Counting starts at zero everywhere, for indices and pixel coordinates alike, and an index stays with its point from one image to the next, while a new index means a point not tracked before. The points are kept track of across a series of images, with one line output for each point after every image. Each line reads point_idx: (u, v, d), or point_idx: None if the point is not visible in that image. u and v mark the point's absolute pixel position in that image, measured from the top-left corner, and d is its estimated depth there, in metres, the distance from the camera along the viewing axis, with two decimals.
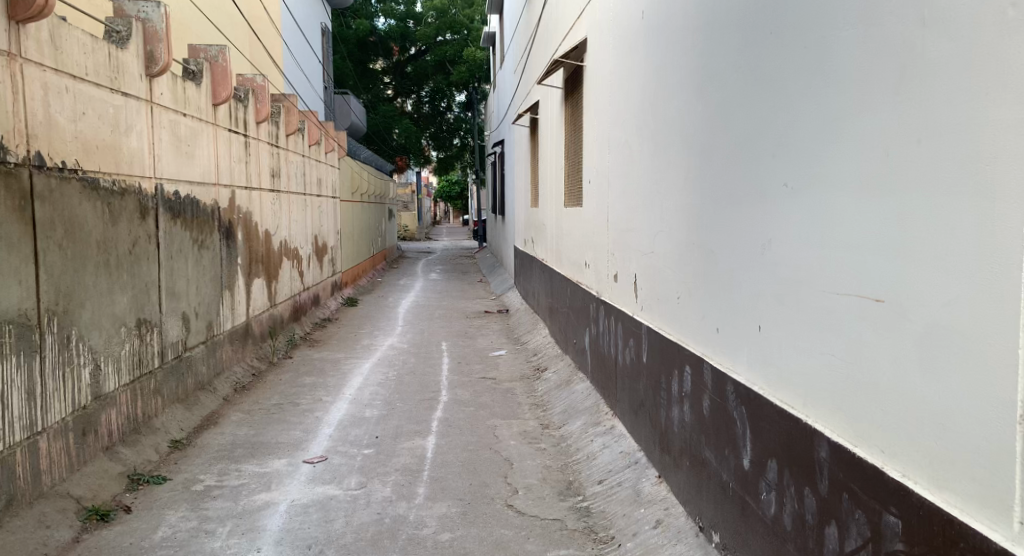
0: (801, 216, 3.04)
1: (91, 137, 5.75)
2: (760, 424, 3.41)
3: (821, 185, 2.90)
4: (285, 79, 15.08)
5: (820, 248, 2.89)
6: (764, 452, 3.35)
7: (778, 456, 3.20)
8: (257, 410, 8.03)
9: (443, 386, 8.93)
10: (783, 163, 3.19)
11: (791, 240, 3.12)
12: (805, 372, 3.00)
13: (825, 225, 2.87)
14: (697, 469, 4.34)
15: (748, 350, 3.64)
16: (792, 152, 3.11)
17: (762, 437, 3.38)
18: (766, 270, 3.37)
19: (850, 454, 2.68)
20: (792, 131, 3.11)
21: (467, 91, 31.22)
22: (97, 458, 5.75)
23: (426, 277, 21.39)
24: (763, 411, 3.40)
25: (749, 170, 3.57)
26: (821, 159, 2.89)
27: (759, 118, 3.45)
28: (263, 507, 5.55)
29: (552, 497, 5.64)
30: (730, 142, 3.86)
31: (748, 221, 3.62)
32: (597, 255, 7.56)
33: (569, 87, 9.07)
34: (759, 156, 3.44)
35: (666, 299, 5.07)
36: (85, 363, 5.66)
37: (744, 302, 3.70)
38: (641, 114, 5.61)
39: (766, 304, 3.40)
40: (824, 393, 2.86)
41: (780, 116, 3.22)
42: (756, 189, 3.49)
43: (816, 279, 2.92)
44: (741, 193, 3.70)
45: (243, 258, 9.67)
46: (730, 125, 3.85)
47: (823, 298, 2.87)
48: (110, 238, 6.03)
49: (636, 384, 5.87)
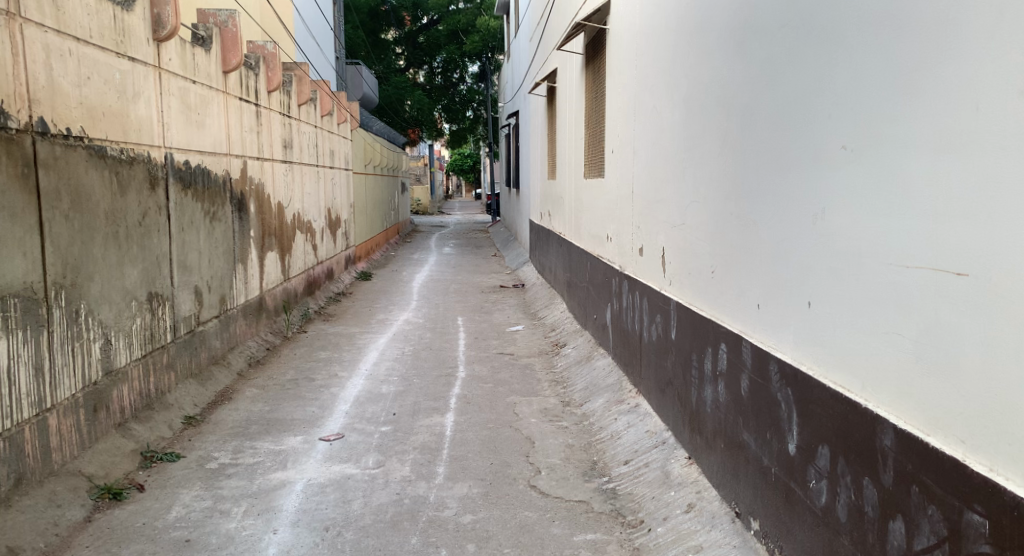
0: (866, 185, 2.88)
1: (97, 103, 5.55)
2: (810, 407, 3.27)
3: (889, 151, 2.73)
4: (297, 46, 14.80)
5: (888, 221, 2.73)
6: (815, 437, 3.22)
7: (832, 443, 3.07)
8: (272, 385, 7.88)
9: (460, 362, 8.75)
10: (845, 126, 3.00)
11: (854, 211, 2.96)
12: (869, 352, 2.85)
13: (893, 197, 2.72)
14: (733, 452, 4.19)
15: (795, 327, 3.48)
16: (856, 114, 2.92)
17: (813, 421, 3.24)
18: (821, 242, 3.21)
19: (922, 444, 2.53)
20: (857, 90, 2.92)
21: (480, 63, 30.82)
22: (110, 435, 5.59)
23: (440, 251, 21.20)
24: (813, 393, 3.25)
25: (801, 134, 3.38)
26: (889, 122, 2.73)
27: (813, 79, 3.26)
28: (279, 486, 5.38)
29: (577, 477, 5.46)
30: (776, 104, 3.65)
31: (798, 188, 3.43)
32: (620, 228, 7.33)
33: (590, 53, 8.79)
34: (814, 119, 3.26)
35: (698, 273, 4.86)
36: (95, 337, 5.49)
37: (791, 276, 3.52)
38: (672, 78, 5.36)
39: (819, 277, 3.23)
40: (891, 374, 2.73)
41: (841, 76, 3.02)
42: (809, 155, 3.31)
43: (882, 253, 2.78)
44: (790, 158, 3.51)
45: (256, 230, 9.47)
46: (776, 86, 3.65)
47: (892, 274, 2.72)
48: (118, 209, 5.84)
49: (662, 362, 5.68)
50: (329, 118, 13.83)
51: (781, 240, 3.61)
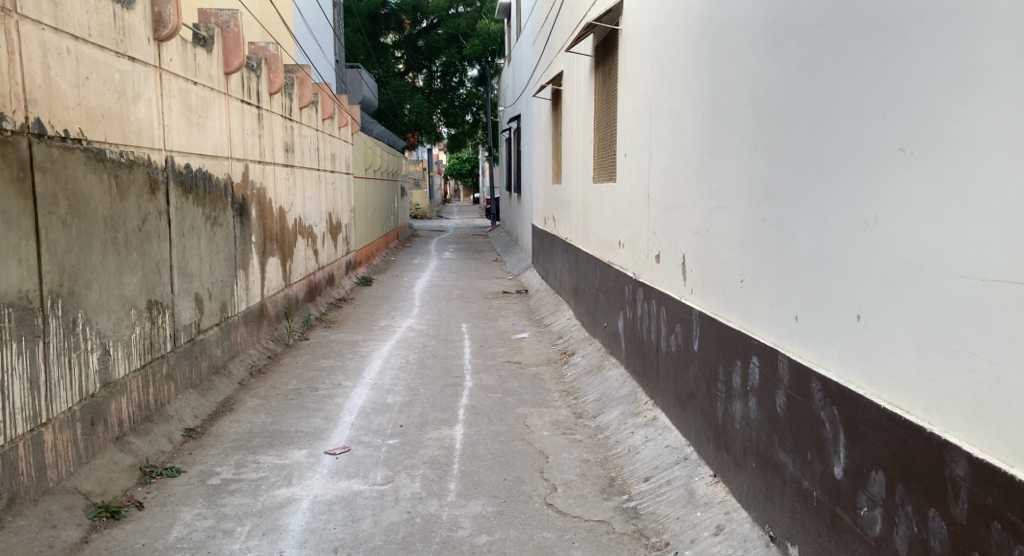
0: (933, 196, 2.81)
1: (96, 104, 5.33)
2: (860, 429, 3.15)
3: (968, 163, 2.67)
4: (297, 47, 14.56)
5: (965, 240, 2.68)
6: (867, 461, 3.11)
7: (889, 469, 2.98)
8: (275, 395, 7.66)
9: (467, 371, 8.53)
10: (910, 130, 2.90)
11: (917, 224, 2.88)
12: (936, 371, 2.79)
13: (966, 211, 2.68)
14: (767, 472, 4.00)
15: (841, 341, 3.32)
16: (926, 119, 2.83)
17: (864, 445, 3.13)
18: (875, 251, 3.10)
19: (1006, 476, 2.49)
20: (927, 96, 2.82)
21: (480, 66, 30.63)
22: (108, 449, 5.37)
23: (440, 256, 20.95)
24: (863, 415, 3.13)
25: (850, 136, 3.24)
26: (965, 133, 2.68)
27: (867, 81, 3.12)
28: (284, 504, 5.16)
29: (595, 495, 5.25)
30: (817, 107, 3.49)
31: (845, 194, 3.28)
32: (633, 234, 7.12)
33: (600, 54, 8.59)
34: (866, 120, 3.14)
35: (724, 282, 4.66)
36: (92, 347, 5.27)
37: (833, 286, 3.37)
38: (694, 78, 5.16)
39: (873, 289, 3.11)
40: (965, 396, 2.67)
41: (909, 76, 2.90)
42: (859, 161, 3.18)
43: (955, 269, 2.72)
44: (834, 161, 3.35)
45: (257, 236, 9.25)
46: (816, 84, 3.49)
47: (968, 293, 2.67)
48: (118, 214, 5.63)
49: (682, 373, 5.48)
50: (330, 121, 13.61)
51: (822, 248, 3.44)
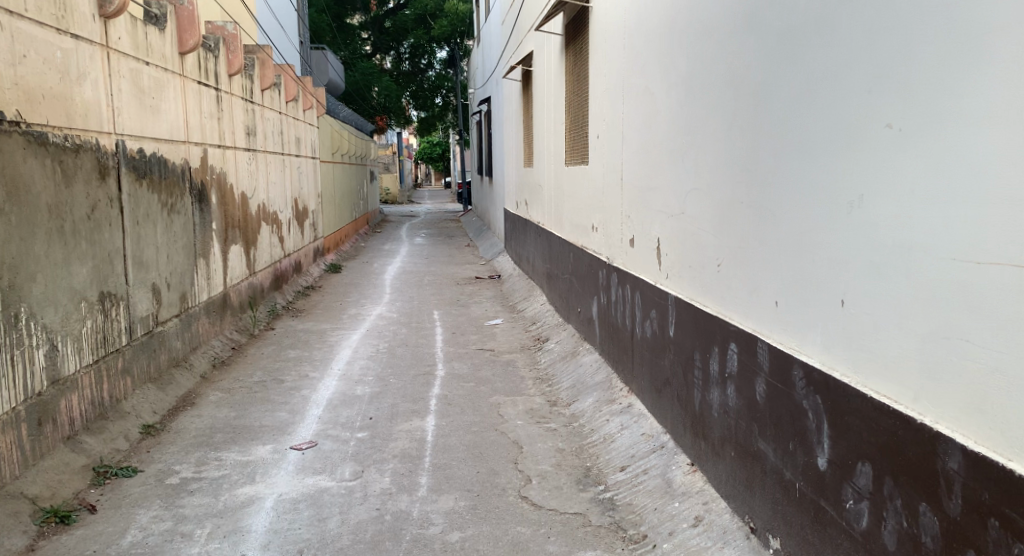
0: (923, 174, 2.62)
1: (35, 85, 5.03)
2: (844, 420, 2.97)
3: (959, 137, 2.48)
4: (259, 28, 14.18)
5: (957, 219, 2.50)
6: (852, 453, 2.94)
7: (877, 462, 2.80)
8: (238, 388, 7.39)
9: (438, 359, 8.31)
10: (897, 104, 2.71)
11: (905, 202, 2.69)
12: (928, 360, 2.61)
13: (958, 187, 2.50)
14: (747, 462, 3.82)
15: (824, 327, 3.14)
16: (914, 92, 2.64)
17: (849, 435, 2.95)
18: (860, 233, 2.91)
19: (1003, 470, 2.32)
20: (916, 68, 2.63)
21: (449, 48, 30.24)
22: (58, 450, 5.09)
23: (410, 242, 20.70)
24: (848, 405, 2.95)
25: (832, 112, 3.04)
26: (957, 105, 2.49)
27: (851, 54, 2.93)
28: (247, 503, 4.92)
29: (570, 486, 5.05)
30: (798, 82, 3.29)
31: (827, 173, 3.09)
32: (606, 216, 6.92)
33: (570, 32, 8.35)
34: (850, 94, 2.94)
35: (700, 267, 4.46)
36: (38, 343, 4.99)
37: (815, 269, 3.19)
38: (668, 55, 4.95)
39: (858, 273, 2.93)
40: (958, 385, 2.50)
41: (896, 46, 2.71)
42: (843, 138, 2.99)
43: (946, 250, 2.54)
44: (815, 139, 3.16)
45: (218, 223, 8.95)
46: (796, 59, 3.29)
47: (961, 275, 2.49)
48: (64, 202, 5.33)
49: (658, 360, 5.29)
50: (294, 104, 13.26)
51: (804, 231, 3.26)
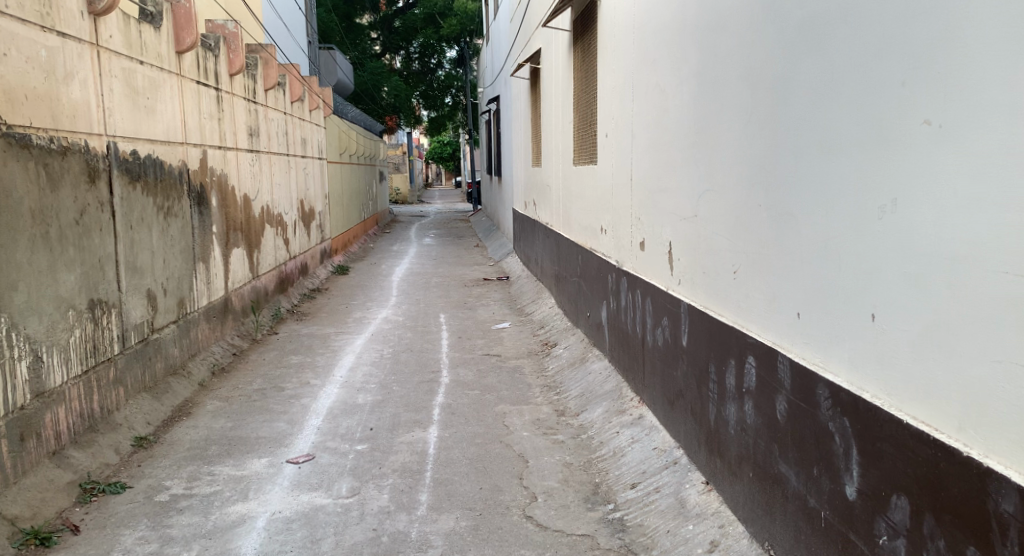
0: (966, 176, 2.36)
1: (18, 85, 4.82)
2: (877, 447, 2.70)
3: (1011, 136, 2.22)
4: (263, 28, 13.97)
5: (1009, 228, 2.23)
6: (886, 484, 2.67)
7: (915, 496, 2.54)
8: (237, 397, 7.17)
9: (443, 366, 8.06)
10: (937, 99, 2.44)
11: (946, 208, 2.43)
12: (975, 385, 2.34)
13: (1009, 193, 2.23)
14: (766, 485, 3.55)
15: (851, 342, 2.87)
16: (957, 85, 2.38)
17: (882, 465, 2.68)
18: (893, 241, 2.64)
19: None
20: (958, 59, 2.37)
21: (458, 47, 30.03)
22: (42, 466, 4.88)
23: (419, 242, 20.47)
24: (881, 430, 2.68)
25: (862, 107, 2.78)
26: (1007, 100, 2.23)
27: (881, 43, 2.67)
28: (238, 523, 4.69)
29: (578, 505, 4.80)
30: (821, 75, 3.02)
31: (855, 174, 2.82)
32: (616, 218, 6.66)
33: (579, 29, 8.08)
34: (881, 88, 2.67)
35: (715, 273, 4.21)
36: (20, 353, 4.77)
37: (841, 280, 2.92)
38: (680, 48, 4.68)
39: (891, 285, 2.66)
40: (1010, 414, 2.23)
41: (936, 34, 2.44)
42: (873, 136, 2.72)
43: (996, 265, 2.27)
44: (841, 137, 2.89)
45: (219, 226, 8.73)
46: (820, 50, 3.02)
47: (1013, 290, 2.22)
48: (48, 207, 5.13)
49: (670, 370, 5.03)
50: (299, 105, 13.05)
51: (829, 236, 2.99)
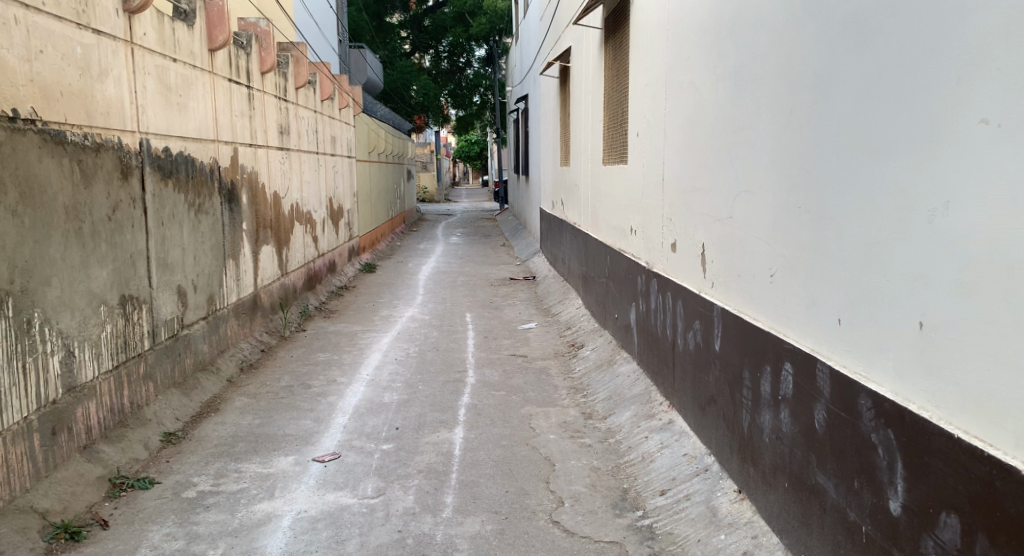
0: None
1: (53, 82, 4.85)
2: (924, 461, 2.64)
3: None
4: (294, 26, 14.03)
5: None
6: (934, 500, 2.60)
7: (967, 514, 2.47)
8: (264, 393, 7.19)
9: (469, 365, 8.04)
10: (996, 98, 2.38)
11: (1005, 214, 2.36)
12: None
13: None
14: (804, 497, 3.49)
15: (896, 350, 2.81)
16: (1018, 84, 2.31)
17: (930, 480, 2.61)
18: (945, 246, 2.58)
19: None
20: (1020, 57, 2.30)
21: (487, 46, 30.04)
22: (72, 460, 4.91)
23: (446, 241, 20.47)
24: (929, 444, 2.61)
25: (910, 108, 2.72)
26: None
27: (933, 39, 2.61)
28: (264, 521, 4.69)
29: (606, 511, 4.75)
30: (867, 74, 2.96)
31: (903, 177, 2.76)
32: (647, 219, 6.59)
33: (611, 28, 8.02)
34: (933, 88, 2.61)
35: (751, 276, 4.15)
36: (53, 348, 4.81)
37: (887, 286, 2.86)
38: (716, 46, 4.62)
39: (942, 292, 2.59)
40: None
41: (997, 33, 2.37)
42: (921, 137, 2.66)
43: None
44: (888, 137, 2.83)
45: (249, 223, 8.77)
46: (866, 48, 2.96)
47: None
48: (82, 203, 5.16)
49: (702, 375, 4.98)
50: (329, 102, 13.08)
51: (873, 240, 2.93)
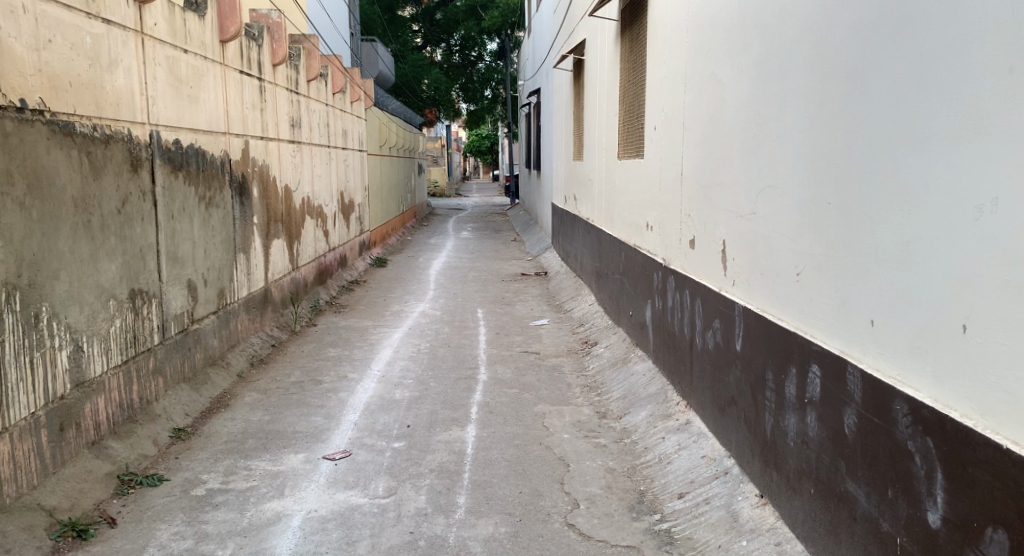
0: None
1: (61, 72, 4.77)
2: (968, 472, 2.55)
3: None
4: (306, 18, 13.93)
5: None
6: (978, 513, 2.52)
7: (1015, 529, 2.38)
8: (275, 389, 7.11)
9: (481, 362, 7.94)
10: None
11: None
12: None
13: None
14: (833, 505, 3.41)
15: (938, 354, 2.73)
16: None
17: (975, 492, 2.53)
18: (999, 248, 2.49)
19: None
20: None
21: (499, 40, 29.91)
22: (81, 457, 4.84)
23: (457, 236, 20.39)
24: (974, 455, 2.53)
25: (962, 103, 2.63)
26: None
27: (991, 32, 2.52)
28: (273, 521, 4.61)
29: (623, 514, 4.66)
30: (909, 68, 2.88)
31: (952, 175, 2.68)
32: (664, 216, 6.49)
33: (627, 20, 7.90)
34: (990, 82, 2.53)
35: (774, 275, 4.06)
36: (61, 342, 4.73)
37: (930, 287, 2.77)
38: (739, 38, 4.53)
39: (995, 295, 2.51)
40: None
41: None
42: (976, 133, 2.58)
43: None
44: (934, 132, 2.75)
45: (260, 217, 8.69)
46: (909, 40, 2.87)
47: None
48: (91, 195, 5.08)
49: (721, 376, 4.89)
50: (341, 95, 12.99)
51: (915, 238, 2.85)
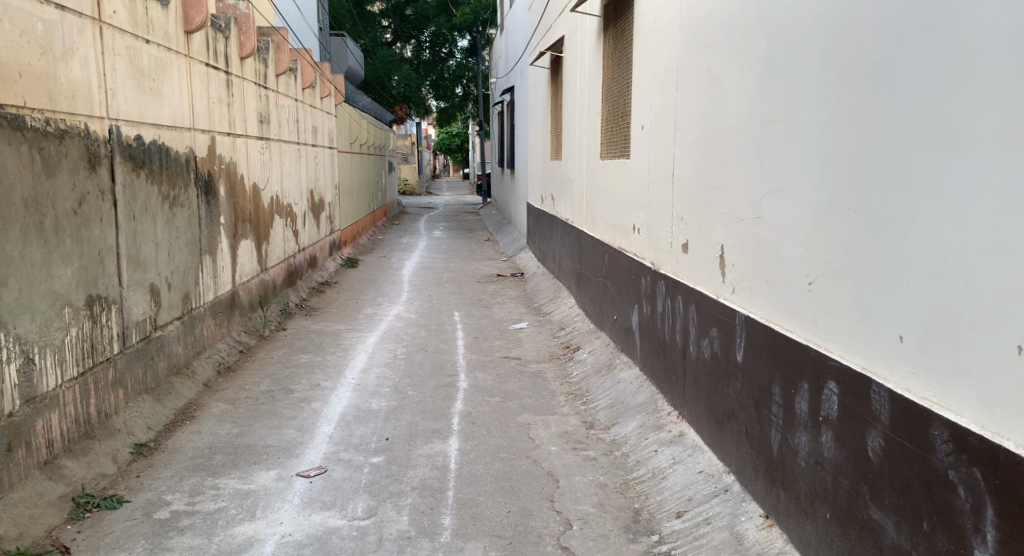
0: None
1: (9, 60, 4.39)
2: None
3: None
4: (274, 10, 13.50)
5: None
6: None
7: None
8: (244, 399, 6.75)
9: (461, 369, 7.63)
10: None
11: None
12: None
13: None
14: (852, 533, 3.15)
15: (988, 377, 2.49)
16: None
17: None
18: None
19: None
20: None
21: (471, 38, 29.60)
22: (31, 479, 4.47)
23: (429, 235, 20.03)
24: None
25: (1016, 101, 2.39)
26: None
27: None
28: (243, 547, 4.27)
29: (618, 535, 4.37)
30: (948, 64, 2.63)
31: (1004, 181, 2.44)
32: (652, 217, 6.22)
33: (611, 15, 7.62)
34: None
35: (781, 284, 3.80)
36: (9, 355, 4.36)
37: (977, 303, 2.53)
38: (742, 30, 4.25)
39: None
40: None
41: None
42: None
43: None
44: (982, 134, 2.50)
45: (227, 217, 8.31)
46: (950, 33, 2.62)
47: None
48: (43, 194, 4.70)
49: (719, 387, 4.61)
50: (311, 91, 12.59)
51: (959, 249, 2.60)
